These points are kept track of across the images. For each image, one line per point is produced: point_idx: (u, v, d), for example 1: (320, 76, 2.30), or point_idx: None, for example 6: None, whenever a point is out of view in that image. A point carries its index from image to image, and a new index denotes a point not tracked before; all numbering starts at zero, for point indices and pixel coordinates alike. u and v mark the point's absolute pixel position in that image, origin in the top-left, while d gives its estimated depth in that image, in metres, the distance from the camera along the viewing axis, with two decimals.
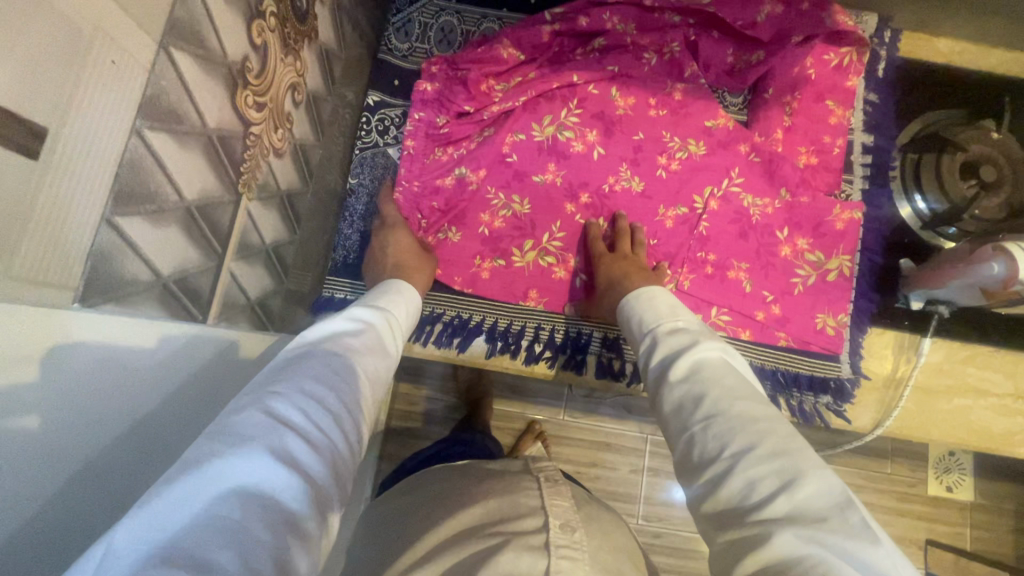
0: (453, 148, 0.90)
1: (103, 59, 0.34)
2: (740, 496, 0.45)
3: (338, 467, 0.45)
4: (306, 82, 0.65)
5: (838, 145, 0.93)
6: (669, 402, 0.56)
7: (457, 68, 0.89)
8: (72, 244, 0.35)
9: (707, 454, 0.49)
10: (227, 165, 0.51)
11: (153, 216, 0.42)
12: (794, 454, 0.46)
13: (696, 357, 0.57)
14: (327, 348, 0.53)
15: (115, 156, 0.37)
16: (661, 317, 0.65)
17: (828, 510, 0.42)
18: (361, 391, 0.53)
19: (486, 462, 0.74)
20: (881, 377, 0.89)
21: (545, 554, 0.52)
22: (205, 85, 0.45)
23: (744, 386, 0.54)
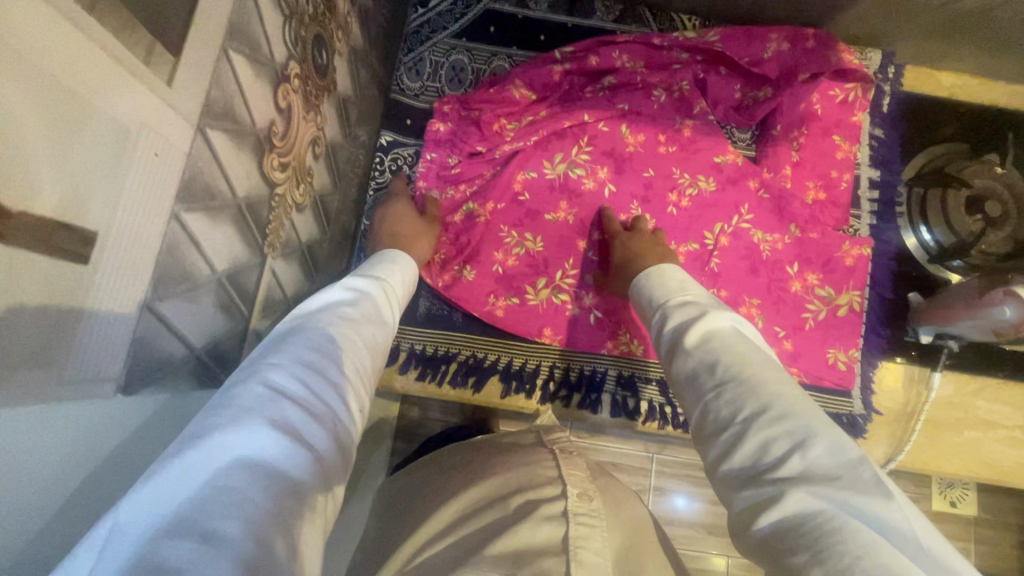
0: (465, 186, 0.90)
1: (148, 152, 0.34)
2: (754, 458, 0.45)
3: (341, 435, 0.43)
4: (325, 134, 0.66)
5: (846, 180, 0.94)
6: (683, 370, 0.56)
7: (470, 108, 0.90)
8: (116, 336, 0.35)
9: (721, 419, 0.49)
10: (253, 228, 0.51)
11: (188, 293, 0.42)
12: (806, 413, 0.46)
13: (709, 327, 0.58)
14: (323, 318, 0.52)
15: (156, 242, 0.37)
16: (671, 293, 0.67)
17: (841, 467, 0.42)
18: (361, 360, 0.51)
19: (497, 443, 0.71)
20: (892, 411, 0.90)
21: (564, 521, 0.49)
22: (236, 158, 0.45)
23: (756, 352, 0.54)
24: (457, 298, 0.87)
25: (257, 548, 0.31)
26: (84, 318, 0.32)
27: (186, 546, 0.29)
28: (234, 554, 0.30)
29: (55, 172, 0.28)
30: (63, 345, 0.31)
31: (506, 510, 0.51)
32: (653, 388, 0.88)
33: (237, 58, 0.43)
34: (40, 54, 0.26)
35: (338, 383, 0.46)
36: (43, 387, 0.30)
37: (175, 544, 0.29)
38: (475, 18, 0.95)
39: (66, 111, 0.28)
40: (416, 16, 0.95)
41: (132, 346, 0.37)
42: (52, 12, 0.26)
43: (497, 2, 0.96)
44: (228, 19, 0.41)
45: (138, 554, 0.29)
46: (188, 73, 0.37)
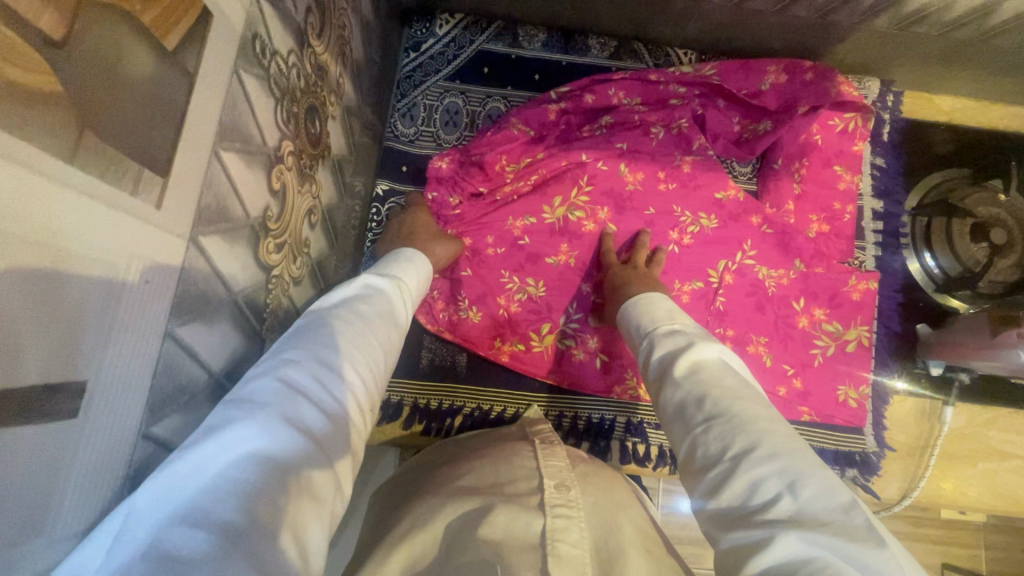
0: (467, 231, 0.87)
1: (139, 281, 0.33)
2: (744, 497, 0.43)
3: (353, 433, 0.42)
4: (321, 201, 0.65)
5: (849, 212, 0.92)
6: (672, 403, 0.54)
7: (472, 153, 0.88)
8: (116, 472, 0.34)
9: (710, 451, 0.47)
10: (251, 317, 0.49)
11: (187, 405, 0.40)
12: (795, 456, 0.44)
13: (692, 360, 0.56)
14: (338, 310, 0.50)
15: (151, 366, 0.36)
16: (658, 321, 0.65)
17: (832, 514, 0.40)
18: (376, 357, 0.49)
19: (479, 445, 0.71)
20: (904, 445, 0.89)
21: (541, 513, 0.50)
22: (231, 255, 0.44)
23: (743, 387, 0.52)
24: (458, 340, 0.87)
25: (265, 552, 0.29)
26: (81, 459, 0.31)
27: (193, 539, 0.28)
28: (245, 553, 0.28)
29: (39, 335, 0.26)
30: (60, 498, 0.29)
31: (475, 499, 0.52)
32: (662, 432, 0.87)
33: (228, 155, 0.42)
34: (19, 220, 0.24)
35: (353, 379, 0.44)
36: (75, 439, 0.30)
37: (184, 537, 0.28)
38: (468, 59, 0.94)
39: (48, 271, 0.26)
40: (408, 60, 0.93)
41: (133, 475, 0.35)
42: (31, 174, 0.24)
43: (490, 42, 0.94)
44: (218, 119, 0.40)
45: (147, 543, 0.28)
46: (177, 189, 0.36)
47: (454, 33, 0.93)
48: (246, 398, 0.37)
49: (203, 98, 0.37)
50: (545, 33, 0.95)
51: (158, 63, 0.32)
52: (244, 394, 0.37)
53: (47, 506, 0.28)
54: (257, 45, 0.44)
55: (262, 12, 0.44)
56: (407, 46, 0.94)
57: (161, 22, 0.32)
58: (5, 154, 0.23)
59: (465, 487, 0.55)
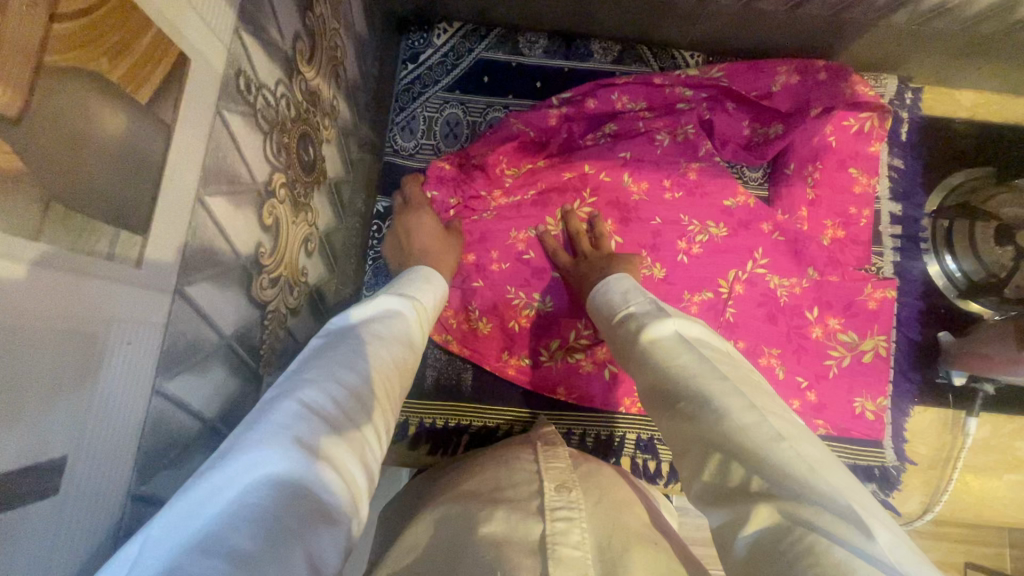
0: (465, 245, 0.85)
1: (121, 341, 0.32)
2: (719, 481, 0.42)
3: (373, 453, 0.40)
4: (318, 228, 0.63)
5: (866, 216, 0.89)
6: (641, 385, 0.53)
7: (472, 155, 0.87)
8: (104, 535, 0.33)
9: (685, 436, 0.45)
10: (246, 356, 0.49)
11: (179, 458, 0.40)
12: (751, 431, 0.41)
13: (648, 340, 0.53)
14: (357, 330, 0.48)
15: (138, 426, 0.35)
16: (617, 307, 0.61)
17: (803, 484, 0.38)
18: (395, 378, 0.47)
19: (481, 452, 0.71)
20: (926, 458, 0.86)
21: (541, 518, 0.48)
22: (221, 299, 0.43)
23: (697, 362, 0.48)
24: (466, 351, 0.86)
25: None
26: (66, 528, 0.30)
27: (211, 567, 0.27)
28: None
29: (11, 419, 0.25)
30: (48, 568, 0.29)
31: (473, 506, 0.51)
32: None
33: (214, 200, 0.40)
34: None
35: (372, 399, 0.43)
36: (55, 514, 0.29)
37: (197, 565, 0.27)
38: (468, 68, 0.92)
39: (16, 355, 0.25)
40: (407, 72, 0.92)
41: (122, 536, 0.35)
42: None
43: (490, 50, 0.92)
44: (202, 163, 0.38)
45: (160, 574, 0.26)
46: (159, 243, 0.35)
47: (453, 42, 0.91)
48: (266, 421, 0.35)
49: (183, 146, 0.36)
50: (546, 39, 0.92)
51: (130, 120, 0.31)
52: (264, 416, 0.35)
53: None
54: (241, 81, 0.43)
55: (245, 47, 0.43)
56: (406, 57, 0.92)
57: (132, 77, 0.30)
58: None
59: (463, 495, 0.54)
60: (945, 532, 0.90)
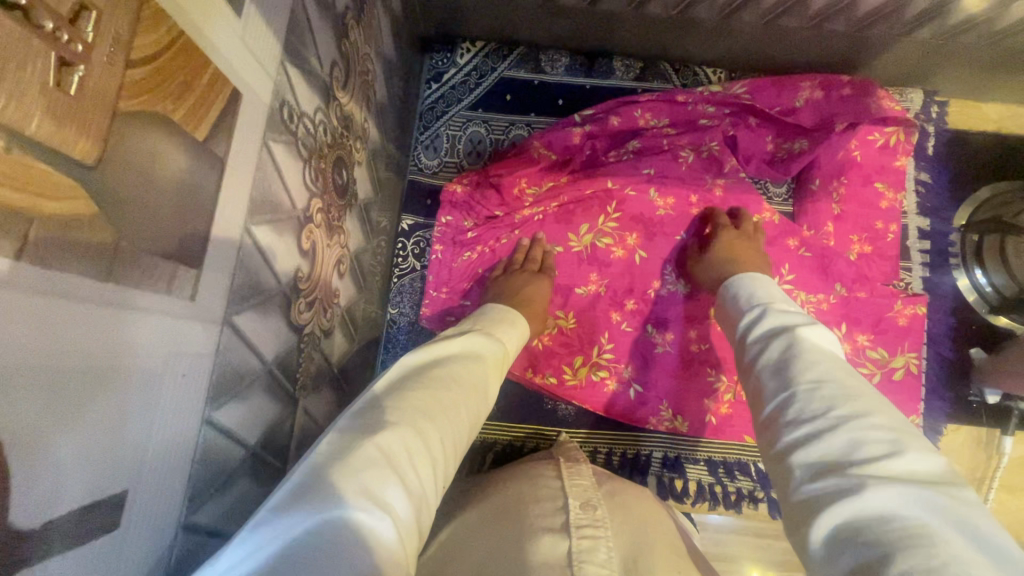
0: (483, 255, 0.85)
1: (177, 373, 0.32)
2: (840, 452, 0.40)
3: (420, 472, 0.40)
4: (349, 250, 0.64)
5: (893, 231, 0.88)
6: (772, 359, 0.52)
7: (489, 175, 0.85)
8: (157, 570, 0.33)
9: (808, 406, 0.45)
10: (284, 381, 0.49)
11: (223, 485, 0.40)
12: (905, 430, 0.41)
13: (801, 336, 0.52)
14: (432, 368, 0.51)
15: (189, 456, 0.35)
16: (770, 298, 0.61)
17: (936, 481, 0.37)
18: (460, 423, 0.48)
19: (504, 466, 0.70)
20: (960, 477, 0.84)
21: (566, 535, 0.47)
22: (264, 326, 0.44)
23: (853, 371, 0.48)
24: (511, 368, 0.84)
25: None
26: (123, 561, 0.30)
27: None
28: None
29: (79, 456, 0.26)
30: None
31: (501, 524, 0.50)
32: (700, 467, 0.84)
33: (259, 228, 0.41)
34: (51, 350, 0.23)
35: (413, 417, 0.43)
36: (113, 550, 0.29)
37: None
38: (490, 86, 0.92)
39: (85, 395, 0.26)
40: (430, 92, 0.93)
41: (172, 566, 0.35)
42: (60, 302, 0.23)
43: (512, 69, 0.93)
44: (250, 194, 0.39)
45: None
46: (211, 272, 0.35)
47: (476, 62, 0.92)
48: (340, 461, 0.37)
49: (233, 177, 0.37)
50: (568, 57, 0.93)
51: (189, 157, 0.31)
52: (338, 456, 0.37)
53: None
54: (285, 111, 0.43)
55: (289, 78, 0.44)
56: (429, 77, 0.93)
57: (192, 114, 0.31)
58: (36, 291, 0.22)
59: (486, 513, 0.53)
60: None
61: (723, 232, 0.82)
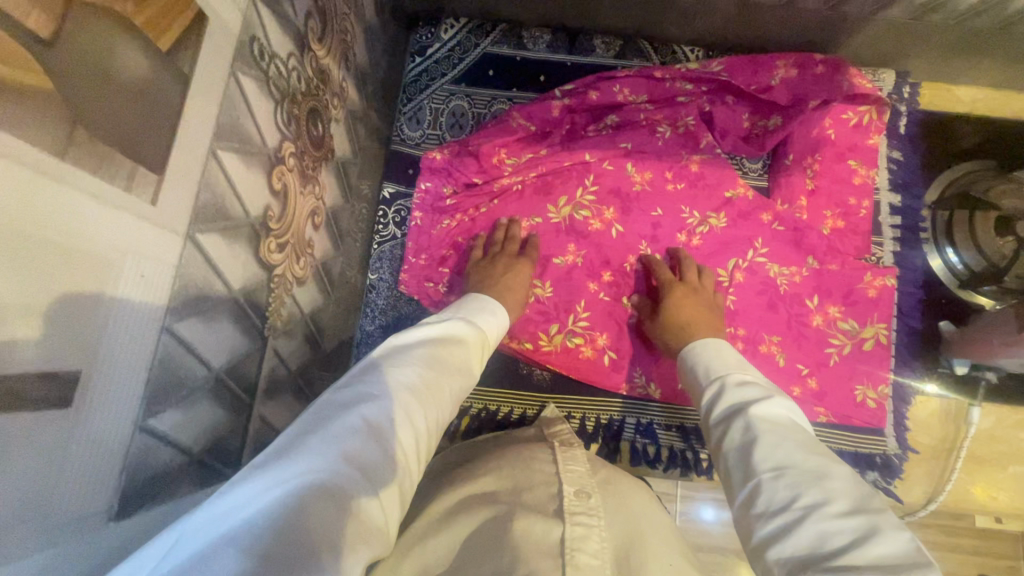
0: (461, 220, 0.87)
1: (135, 273, 0.34)
2: (812, 547, 0.41)
3: (404, 446, 0.42)
4: (325, 203, 0.65)
5: (865, 207, 0.90)
6: (731, 441, 0.53)
7: (469, 144, 0.87)
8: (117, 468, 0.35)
9: (773, 500, 0.45)
10: (253, 314, 0.50)
11: (185, 399, 0.41)
12: (873, 512, 0.41)
13: (761, 412, 0.54)
14: (417, 348, 0.53)
15: (148, 360, 0.36)
16: (730, 368, 0.63)
17: (902, 566, 0.37)
18: (444, 401, 0.50)
19: (493, 444, 0.70)
20: (928, 447, 0.85)
21: (560, 521, 0.48)
22: (231, 253, 0.45)
23: (816, 445, 0.50)
24: None
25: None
26: (78, 445, 0.31)
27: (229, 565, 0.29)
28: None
29: (32, 325, 0.27)
30: (59, 490, 0.30)
31: (495, 508, 0.50)
32: (673, 434, 0.84)
33: (226, 154, 0.42)
34: (5, 208, 0.25)
35: (399, 394, 0.45)
36: (66, 429, 0.30)
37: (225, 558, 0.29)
38: (474, 61, 0.94)
39: (39, 265, 0.27)
40: (414, 65, 0.94)
41: (129, 465, 0.36)
42: (15, 164, 0.25)
43: (495, 45, 0.95)
44: (217, 119, 0.41)
45: (188, 565, 0.29)
46: (173, 183, 0.36)
47: (460, 37, 0.94)
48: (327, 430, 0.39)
49: (199, 97, 0.38)
50: (550, 34, 0.95)
51: (150, 65, 0.33)
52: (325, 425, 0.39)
53: (44, 485, 0.29)
54: (255, 47, 0.45)
55: (259, 16, 0.45)
56: (413, 51, 0.95)
57: (154, 25, 0.33)
58: None
59: (477, 494, 0.53)
60: (949, 525, 0.88)
61: (669, 290, 0.80)
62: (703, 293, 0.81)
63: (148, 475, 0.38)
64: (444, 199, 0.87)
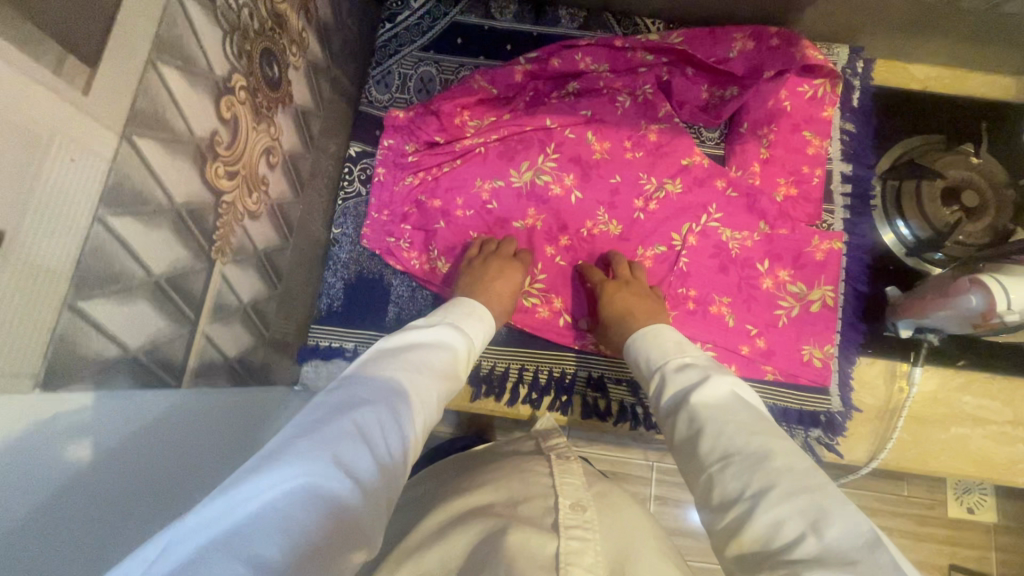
0: (422, 175, 0.91)
1: (65, 155, 0.36)
2: (767, 537, 0.44)
3: (391, 455, 0.45)
4: (282, 144, 0.68)
5: (818, 175, 0.93)
6: (682, 432, 0.57)
7: (431, 104, 0.91)
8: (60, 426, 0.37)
9: (727, 493, 0.49)
10: (198, 234, 0.53)
11: (121, 295, 0.44)
12: (816, 491, 0.45)
13: (708, 400, 0.58)
14: (406, 358, 0.56)
15: (79, 244, 0.39)
16: (668, 356, 0.68)
17: (851, 552, 0.40)
18: (429, 410, 0.53)
19: (491, 457, 0.70)
20: (873, 407, 0.87)
21: (556, 534, 0.48)
22: (172, 166, 0.48)
23: (759, 421, 0.54)
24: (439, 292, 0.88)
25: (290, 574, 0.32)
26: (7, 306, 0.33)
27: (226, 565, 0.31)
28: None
29: None
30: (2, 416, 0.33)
31: (492, 519, 0.50)
32: (623, 388, 0.87)
33: (167, 69, 0.45)
34: None
35: (388, 404, 0.48)
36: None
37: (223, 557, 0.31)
38: (443, 30, 0.97)
39: None
40: (385, 30, 0.97)
41: (57, 341, 0.38)
42: None
43: (464, 14, 0.98)
44: (155, 32, 0.43)
45: (188, 561, 0.31)
46: (108, 82, 0.39)
47: (429, 6, 0.97)
48: (319, 436, 0.41)
49: (134, 6, 0.41)
50: (516, 5, 0.98)
51: None
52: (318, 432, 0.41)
53: None
54: None
55: None
56: (384, 17, 0.98)
57: None
58: None
59: (474, 509, 0.54)
60: None
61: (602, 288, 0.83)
62: (638, 285, 0.84)
63: (78, 357, 0.40)
64: (406, 157, 0.90)
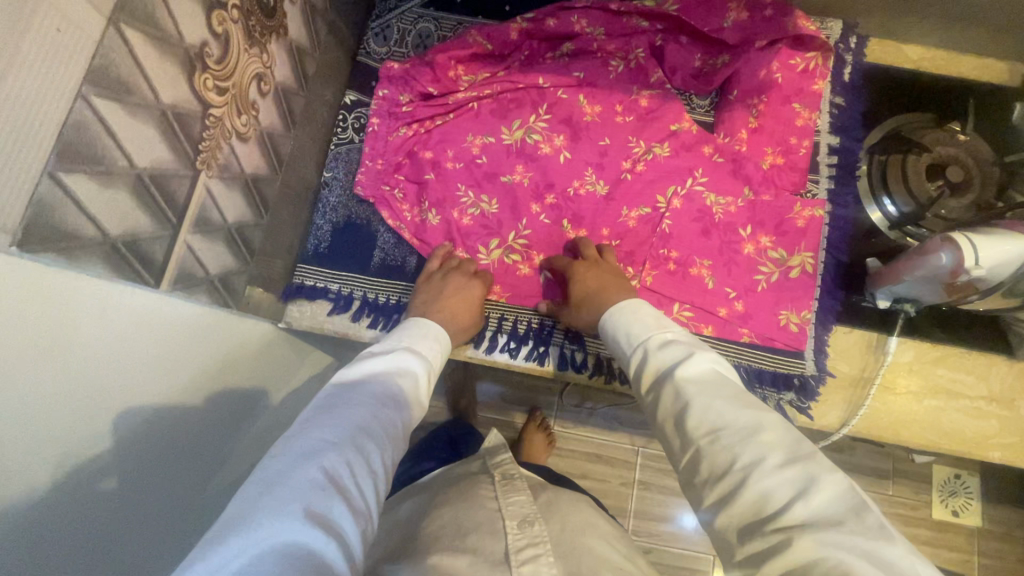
0: (415, 126, 0.93)
1: (50, 24, 0.38)
2: (759, 505, 0.45)
3: (364, 494, 0.47)
4: (273, 73, 0.71)
5: (805, 146, 0.94)
6: (669, 409, 0.57)
7: (426, 56, 0.93)
8: (76, 454, 0.46)
9: (717, 464, 0.49)
10: (184, 139, 0.55)
11: (102, 176, 0.46)
12: (805, 456, 0.46)
13: (694, 374, 0.57)
14: (367, 389, 0.58)
15: (61, 115, 0.41)
16: (650, 330, 0.66)
17: (841, 514, 0.42)
18: (396, 440, 0.56)
19: (446, 477, 0.75)
20: (847, 375, 0.88)
21: (507, 564, 0.52)
22: (160, 64, 0.50)
23: (744, 396, 0.54)
24: (424, 241, 0.90)
25: None
26: None
27: None
28: None
29: None
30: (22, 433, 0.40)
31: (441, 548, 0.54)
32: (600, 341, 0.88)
33: None
34: None
35: (354, 442, 0.50)
36: None
37: None
38: None
39: None
40: None
41: (36, 204, 0.39)
42: None
43: None
44: None
45: None
46: None
47: None
48: (287, 489, 0.44)
49: None
50: None
51: None
52: (286, 487, 0.44)
53: None
54: None
55: None
56: None
57: None
58: None
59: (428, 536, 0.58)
60: None
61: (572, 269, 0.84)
62: (606, 265, 0.85)
63: (57, 227, 0.41)
64: (399, 109, 0.93)
